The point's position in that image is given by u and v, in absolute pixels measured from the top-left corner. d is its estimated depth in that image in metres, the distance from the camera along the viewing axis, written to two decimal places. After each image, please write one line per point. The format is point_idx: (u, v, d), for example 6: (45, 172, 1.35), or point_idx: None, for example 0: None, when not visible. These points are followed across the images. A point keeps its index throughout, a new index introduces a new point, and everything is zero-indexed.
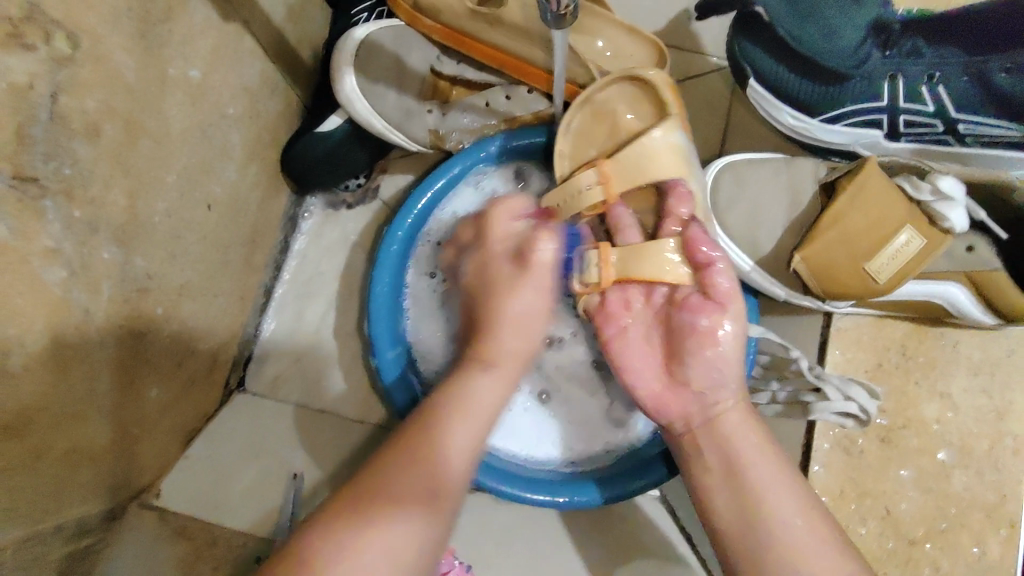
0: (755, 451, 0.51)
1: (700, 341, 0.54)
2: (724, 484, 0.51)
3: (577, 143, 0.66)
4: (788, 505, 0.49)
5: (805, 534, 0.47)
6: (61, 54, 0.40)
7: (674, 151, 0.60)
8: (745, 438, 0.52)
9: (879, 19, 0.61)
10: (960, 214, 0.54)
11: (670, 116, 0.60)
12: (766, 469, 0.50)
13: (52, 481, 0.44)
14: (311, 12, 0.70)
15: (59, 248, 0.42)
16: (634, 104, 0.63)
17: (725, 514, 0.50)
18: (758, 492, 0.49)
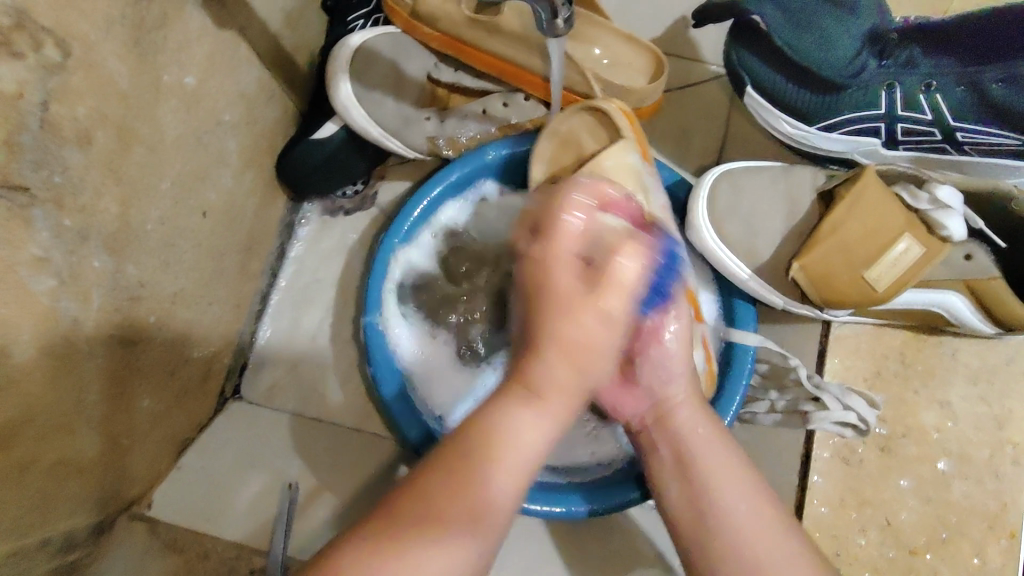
0: (705, 441, 0.48)
1: (649, 342, 0.49)
2: (678, 477, 0.48)
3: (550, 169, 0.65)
4: (740, 498, 0.45)
5: (755, 522, 0.45)
6: (52, 61, 0.40)
7: (631, 173, 0.60)
8: (699, 430, 0.49)
9: (875, 29, 0.62)
10: (958, 222, 0.55)
11: (625, 138, 0.61)
12: (718, 456, 0.47)
13: (40, 493, 0.44)
14: (308, 19, 0.69)
15: (49, 257, 0.41)
16: (594, 133, 0.63)
17: (681, 506, 0.47)
18: (709, 485, 0.46)
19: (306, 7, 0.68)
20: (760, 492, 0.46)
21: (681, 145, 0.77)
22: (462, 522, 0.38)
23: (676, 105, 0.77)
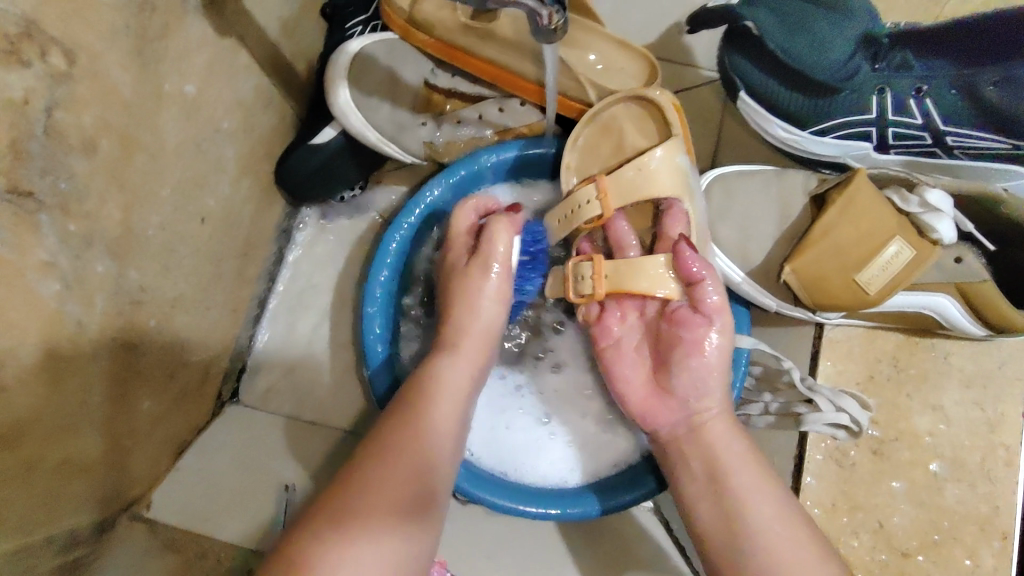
0: (738, 457, 0.52)
1: (687, 351, 0.56)
2: (705, 487, 0.52)
3: (582, 157, 0.67)
4: (778, 517, 0.48)
5: (784, 537, 0.47)
6: (58, 70, 0.40)
7: (679, 170, 0.60)
8: (726, 443, 0.53)
9: (868, 34, 0.61)
10: (948, 226, 0.55)
11: (675, 135, 0.61)
12: (751, 474, 0.51)
13: (46, 494, 0.44)
14: (306, 27, 0.70)
15: (54, 261, 0.42)
16: (638, 124, 0.64)
17: (713, 525, 0.50)
18: (744, 499, 0.50)
19: (304, 15, 0.69)
20: (791, 511, 0.49)
21: None
22: (402, 507, 0.45)
23: None
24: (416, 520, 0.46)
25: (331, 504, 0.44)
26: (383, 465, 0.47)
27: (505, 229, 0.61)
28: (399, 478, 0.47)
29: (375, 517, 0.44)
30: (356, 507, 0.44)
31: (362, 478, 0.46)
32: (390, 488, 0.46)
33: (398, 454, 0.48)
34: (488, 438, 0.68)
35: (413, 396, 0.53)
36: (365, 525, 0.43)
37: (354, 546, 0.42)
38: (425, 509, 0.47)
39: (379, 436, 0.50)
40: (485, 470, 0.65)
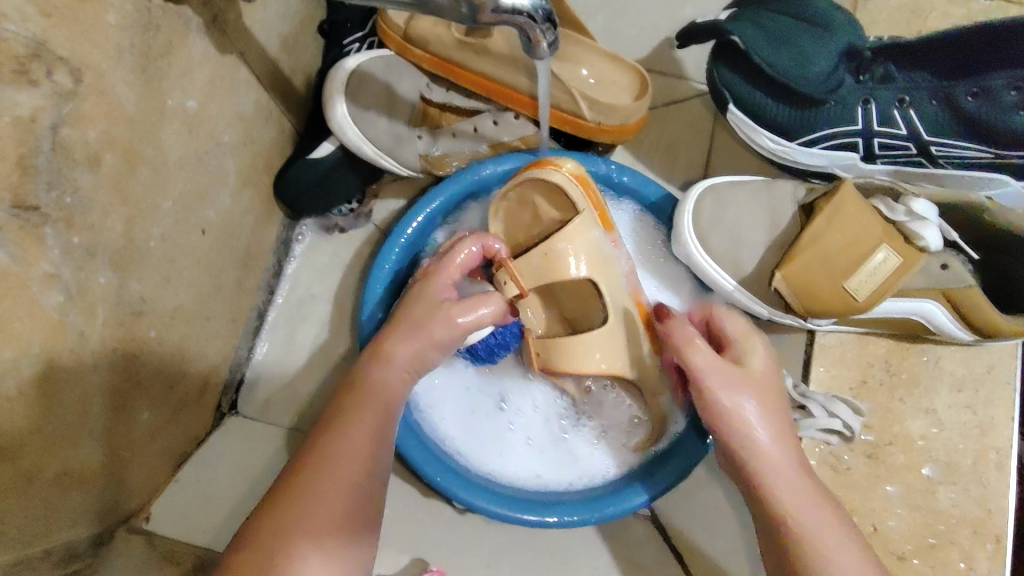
0: (790, 490, 0.47)
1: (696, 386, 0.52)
2: (768, 541, 0.48)
3: (508, 228, 0.67)
4: (848, 560, 0.45)
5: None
6: (66, 88, 0.41)
7: (592, 248, 0.61)
8: (775, 474, 0.48)
9: (852, 46, 0.64)
10: (935, 232, 0.57)
11: (581, 213, 0.61)
12: (811, 506, 0.47)
13: (45, 506, 0.45)
14: (304, 44, 0.72)
15: (58, 273, 0.43)
16: (549, 197, 0.63)
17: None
18: (809, 549, 0.45)
19: (303, 32, 0.71)
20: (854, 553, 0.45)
21: (668, 161, 0.79)
22: (344, 521, 0.43)
23: (662, 121, 0.80)
24: (357, 530, 0.44)
25: (272, 511, 0.42)
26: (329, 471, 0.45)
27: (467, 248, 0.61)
28: (343, 486, 0.44)
29: (317, 520, 0.42)
30: (300, 514, 0.42)
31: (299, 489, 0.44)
32: (334, 502, 0.43)
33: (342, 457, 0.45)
34: (451, 424, 0.69)
35: (350, 407, 0.49)
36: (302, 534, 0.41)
37: (305, 554, 0.41)
38: (364, 526, 0.45)
39: (322, 443, 0.46)
40: (481, 479, 0.65)
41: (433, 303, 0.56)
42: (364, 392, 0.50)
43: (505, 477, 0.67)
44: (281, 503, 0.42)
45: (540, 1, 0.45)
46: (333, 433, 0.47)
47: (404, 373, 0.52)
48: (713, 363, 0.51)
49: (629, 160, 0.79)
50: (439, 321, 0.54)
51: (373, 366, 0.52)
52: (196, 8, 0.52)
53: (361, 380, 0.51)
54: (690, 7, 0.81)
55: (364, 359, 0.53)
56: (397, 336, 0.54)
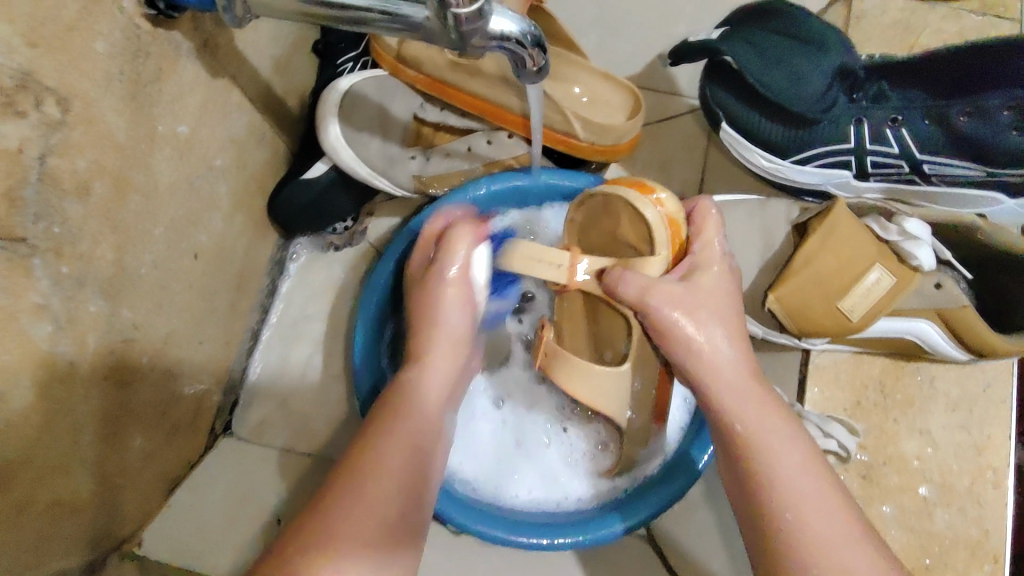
0: (749, 407, 0.48)
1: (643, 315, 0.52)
2: (728, 461, 0.49)
3: (579, 229, 0.62)
4: (792, 459, 0.45)
5: (802, 493, 0.44)
6: (53, 119, 0.41)
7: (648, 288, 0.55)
8: (735, 398, 0.48)
9: (845, 65, 0.63)
10: (928, 253, 0.56)
11: (660, 253, 0.54)
12: (757, 412, 0.48)
13: (35, 535, 0.44)
14: (298, 64, 0.72)
15: (47, 303, 0.43)
16: (632, 227, 0.57)
17: (739, 505, 0.47)
18: (759, 457, 0.46)
19: (296, 53, 0.71)
20: (813, 469, 0.45)
21: (662, 178, 0.79)
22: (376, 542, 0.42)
23: (656, 138, 0.80)
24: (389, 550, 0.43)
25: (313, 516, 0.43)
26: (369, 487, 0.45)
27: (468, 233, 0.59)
28: (370, 502, 0.44)
29: (349, 543, 0.41)
30: (339, 521, 0.42)
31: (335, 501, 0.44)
32: (356, 529, 0.42)
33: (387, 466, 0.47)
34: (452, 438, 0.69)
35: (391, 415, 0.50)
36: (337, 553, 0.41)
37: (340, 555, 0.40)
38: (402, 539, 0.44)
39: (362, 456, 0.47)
40: (472, 500, 0.65)
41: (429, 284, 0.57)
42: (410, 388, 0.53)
43: (505, 495, 0.67)
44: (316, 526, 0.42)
45: (529, 26, 0.45)
46: (378, 438, 0.48)
47: (444, 360, 0.55)
48: (658, 289, 0.51)
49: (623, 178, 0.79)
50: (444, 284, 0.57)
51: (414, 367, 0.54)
52: (186, 34, 0.52)
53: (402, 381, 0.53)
54: (682, 24, 0.81)
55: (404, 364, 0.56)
56: (425, 316, 0.56)
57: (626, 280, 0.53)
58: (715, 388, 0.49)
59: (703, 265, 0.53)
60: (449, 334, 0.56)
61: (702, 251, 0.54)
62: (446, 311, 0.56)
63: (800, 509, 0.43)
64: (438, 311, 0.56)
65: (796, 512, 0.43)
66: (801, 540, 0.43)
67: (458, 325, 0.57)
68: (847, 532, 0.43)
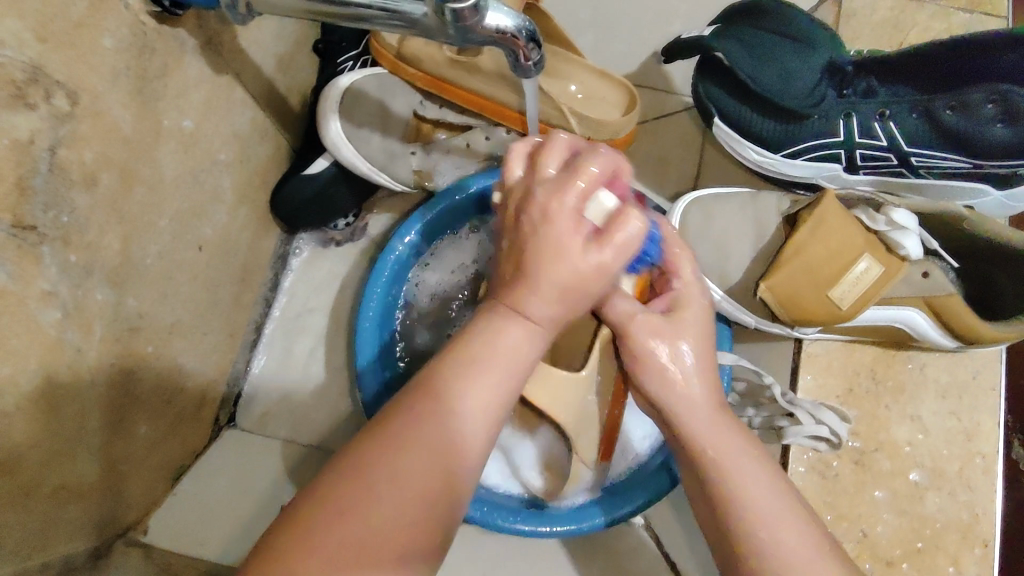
0: (715, 430, 0.45)
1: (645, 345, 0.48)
2: (694, 481, 0.46)
3: None
4: (759, 479, 0.43)
5: (768, 506, 0.42)
6: (63, 111, 0.43)
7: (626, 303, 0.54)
8: (705, 422, 0.46)
9: (834, 62, 0.66)
10: (915, 242, 0.58)
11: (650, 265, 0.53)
12: (721, 433, 0.45)
13: (43, 519, 0.45)
14: (300, 62, 0.74)
15: (55, 290, 0.44)
16: None
17: (704, 519, 0.45)
18: (723, 473, 0.44)
19: (298, 51, 0.73)
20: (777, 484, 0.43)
21: (659, 173, 0.80)
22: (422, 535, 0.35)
23: (651, 134, 0.81)
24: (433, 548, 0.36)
25: (339, 490, 0.34)
26: (404, 473, 0.35)
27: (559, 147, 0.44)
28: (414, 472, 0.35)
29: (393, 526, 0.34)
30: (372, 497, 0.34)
31: (383, 474, 0.35)
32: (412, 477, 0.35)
33: (428, 449, 0.36)
34: None
35: (435, 402, 0.37)
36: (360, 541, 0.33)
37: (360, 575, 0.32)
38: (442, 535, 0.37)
39: (375, 457, 0.35)
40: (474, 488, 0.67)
41: (560, 224, 0.40)
42: (476, 349, 0.39)
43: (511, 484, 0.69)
44: (359, 498, 0.34)
45: (524, 22, 0.46)
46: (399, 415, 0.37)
47: (554, 301, 0.40)
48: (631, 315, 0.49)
49: None
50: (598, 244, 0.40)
51: (500, 321, 0.40)
52: (190, 31, 0.53)
53: (470, 335, 0.40)
54: (677, 22, 0.83)
55: (491, 312, 0.41)
56: (533, 266, 0.40)
57: (613, 303, 0.50)
58: (679, 415, 0.47)
59: (684, 294, 0.50)
60: (569, 285, 0.40)
61: (683, 286, 0.50)
62: (563, 229, 0.40)
63: (773, 526, 0.41)
64: (554, 238, 0.40)
65: (769, 529, 0.41)
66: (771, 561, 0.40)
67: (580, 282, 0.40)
68: (815, 546, 0.41)
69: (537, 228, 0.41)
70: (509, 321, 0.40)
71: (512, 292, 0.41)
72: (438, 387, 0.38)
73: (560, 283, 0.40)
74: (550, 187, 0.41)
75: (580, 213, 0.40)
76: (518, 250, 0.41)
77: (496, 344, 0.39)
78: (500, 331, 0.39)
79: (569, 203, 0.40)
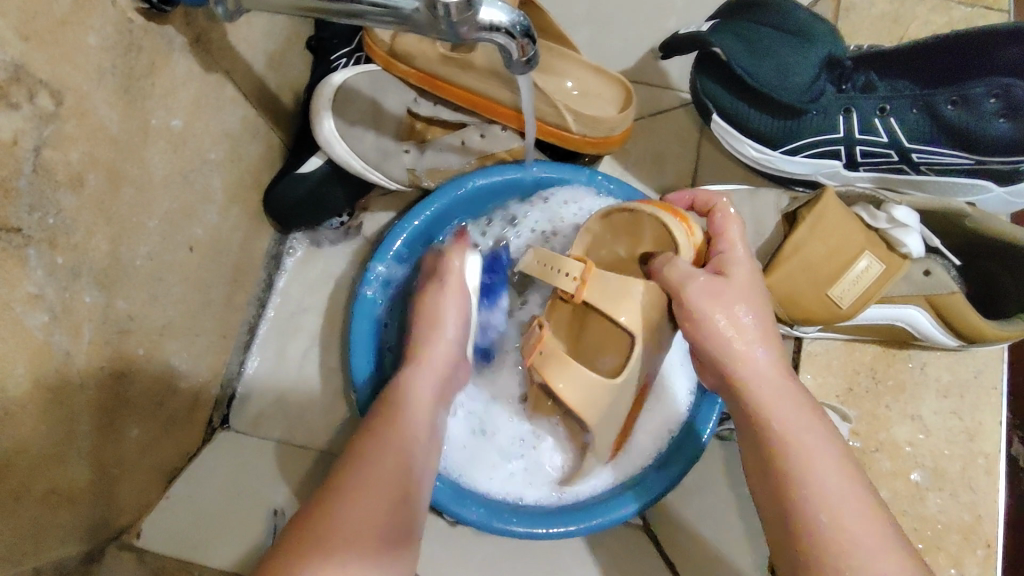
0: (785, 408, 0.46)
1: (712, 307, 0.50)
2: (753, 456, 0.47)
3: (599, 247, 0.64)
4: (826, 462, 0.43)
5: (837, 492, 0.42)
6: (47, 110, 0.42)
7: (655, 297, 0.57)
8: (774, 399, 0.47)
9: (833, 56, 0.65)
10: (916, 239, 0.57)
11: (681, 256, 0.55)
12: (793, 411, 0.46)
13: (33, 524, 0.45)
14: (291, 60, 0.73)
15: (42, 293, 0.43)
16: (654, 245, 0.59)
17: (760, 494, 0.46)
18: (790, 450, 0.44)
19: (290, 48, 0.72)
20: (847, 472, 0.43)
21: (656, 170, 0.79)
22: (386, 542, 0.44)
23: (648, 131, 0.80)
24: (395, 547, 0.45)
25: (327, 502, 0.45)
26: (373, 475, 0.47)
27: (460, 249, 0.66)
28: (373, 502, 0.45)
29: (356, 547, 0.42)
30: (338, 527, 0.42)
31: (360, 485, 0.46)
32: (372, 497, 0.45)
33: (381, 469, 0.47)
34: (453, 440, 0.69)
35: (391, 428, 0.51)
36: (350, 531, 0.43)
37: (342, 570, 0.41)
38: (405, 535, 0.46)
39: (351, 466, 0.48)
40: (472, 491, 0.65)
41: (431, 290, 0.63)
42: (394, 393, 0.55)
43: (511, 487, 0.68)
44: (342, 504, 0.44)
45: (519, 16, 0.45)
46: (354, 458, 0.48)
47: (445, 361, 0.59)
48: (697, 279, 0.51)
49: (615, 170, 0.80)
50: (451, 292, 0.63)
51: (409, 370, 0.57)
52: (179, 29, 0.52)
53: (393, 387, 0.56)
54: (673, 18, 0.82)
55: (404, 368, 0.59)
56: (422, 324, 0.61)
57: (674, 265, 0.53)
58: (747, 383, 0.48)
59: (732, 256, 0.53)
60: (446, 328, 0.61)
61: (728, 248, 0.54)
62: (448, 314, 0.61)
63: (835, 510, 0.41)
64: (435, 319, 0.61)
65: (830, 512, 0.41)
66: (834, 542, 0.40)
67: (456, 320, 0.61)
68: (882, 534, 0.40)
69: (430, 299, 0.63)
70: (419, 374, 0.57)
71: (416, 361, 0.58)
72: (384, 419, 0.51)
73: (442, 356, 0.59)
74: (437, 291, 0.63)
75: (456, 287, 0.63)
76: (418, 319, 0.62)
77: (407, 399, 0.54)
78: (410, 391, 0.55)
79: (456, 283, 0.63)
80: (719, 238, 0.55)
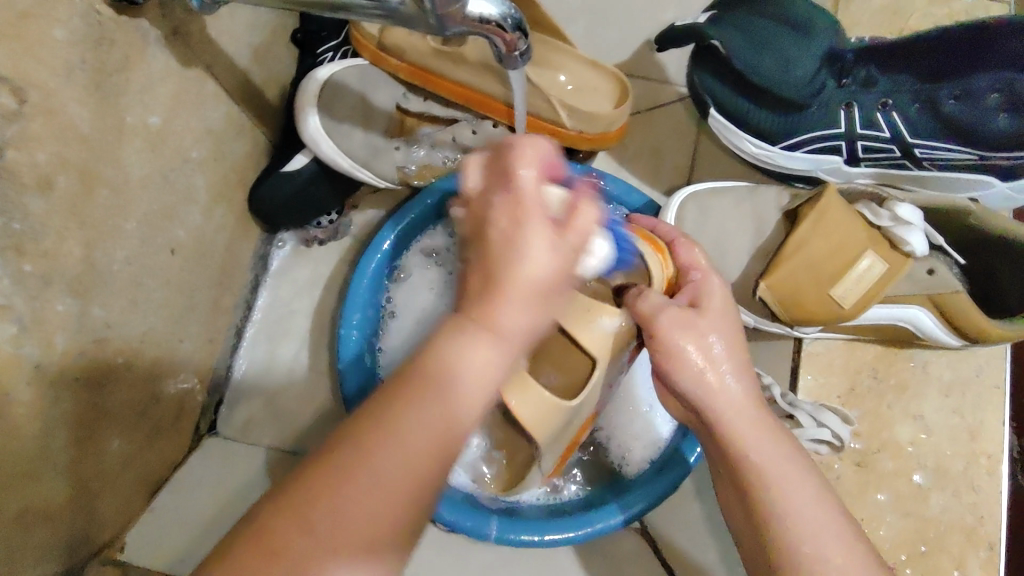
0: (757, 440, 0.44)
1: (686, 338, 0.47)
2: (730, 486, 0.45)
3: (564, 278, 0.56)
4: (805, 497, 0.42)
5: (815, 523, 0.41)
6: (8, 109, 0.40)
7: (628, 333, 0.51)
8: (748, 431, 0.44)
9: (833, 49, 0.63)
10: (920, 238, 0.56)
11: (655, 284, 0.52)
12: (770, 445, 0.44)
13: (5, 542, 0.42)
14: (276, 54, 0.70)
15: (9, 303, 0.41)
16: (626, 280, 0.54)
17: (740, 528, 0.44)
18: (769, 487, 0.42)
19: (274, 41, 0.69)
20: (826, 500, 0.42)
21: (653, 166, 0.78)
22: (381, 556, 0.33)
23: (645, 126, 0.78)
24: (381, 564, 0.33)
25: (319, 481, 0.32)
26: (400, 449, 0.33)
27: (535, 144, 0.37)
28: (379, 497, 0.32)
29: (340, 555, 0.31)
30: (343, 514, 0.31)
31: (372, 458, 0.32)
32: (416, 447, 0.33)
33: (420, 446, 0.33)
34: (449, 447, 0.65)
35: (429, 383, 0.34)
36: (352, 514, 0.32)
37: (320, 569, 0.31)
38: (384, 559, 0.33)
39: (384, 424, 0.33)
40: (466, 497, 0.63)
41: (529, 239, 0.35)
42: (438, 363, 0.34)
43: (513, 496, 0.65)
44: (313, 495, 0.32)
45: (510, 9, 0.43)
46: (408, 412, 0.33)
47: (529, 314, 0.35)
48: (669, 314, 0.47)
49: (611, 166, 0.78)
50: (546, 238, 0.36)
51: (465, 340, 0.34)
52: (154, 22, 0.50)
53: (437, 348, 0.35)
54: (670, 9, 0.80)
55: (455, 326, 0.35)
56: (495, 290, 0.35)
57: (645, 296, 0.49)
58: (715, 413, 0.46)
59: (705, 284, 0.51)
60: (539, 287, 0.35)
61: (702, 277, 0.51)
62: (537, 229, 0.36)
63: (820, 542, 0.40)
64: (523, 245, 0.35)
65: (813, 541, 0.40)
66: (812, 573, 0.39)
67: (552, 265, 0.36)
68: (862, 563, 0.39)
69: (495, 247, 0.36)
70: (475, 342, 0.34)
71: (477, 302, 0.35)
72: (421, 368, 0.34)
73: (530, 292, 0.35)
74: (505, 200, 0.36)
75: (545, 212, 0.36)
76: (478, 257, 0.36)
77: (459, 370, 0.34)
78: (463, 348, 0.34)
79: (539, 206, 0.36)
80: (691, 267, 0.52)
